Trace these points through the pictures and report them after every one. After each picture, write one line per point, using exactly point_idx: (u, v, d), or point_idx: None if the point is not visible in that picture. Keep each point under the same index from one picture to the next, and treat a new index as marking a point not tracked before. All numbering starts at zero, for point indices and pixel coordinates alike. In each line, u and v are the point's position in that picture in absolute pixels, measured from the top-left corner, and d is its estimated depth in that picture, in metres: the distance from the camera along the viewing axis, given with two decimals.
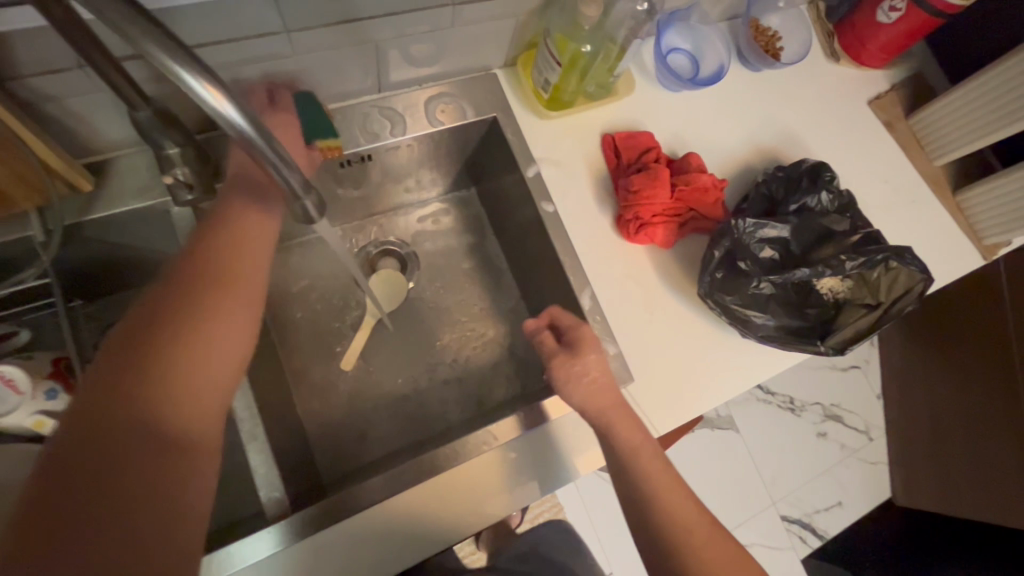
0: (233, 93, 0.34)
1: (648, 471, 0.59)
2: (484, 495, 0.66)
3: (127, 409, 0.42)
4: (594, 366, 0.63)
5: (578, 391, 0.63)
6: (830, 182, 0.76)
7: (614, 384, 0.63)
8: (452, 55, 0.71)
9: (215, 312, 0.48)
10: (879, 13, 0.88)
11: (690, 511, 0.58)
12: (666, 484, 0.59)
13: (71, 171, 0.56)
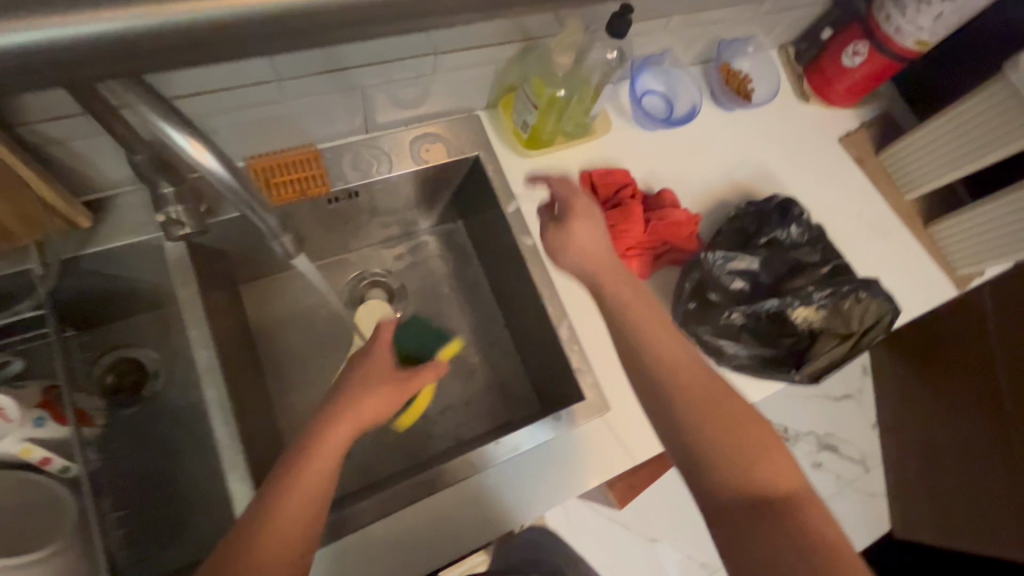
0: (211, 144, 0.39)
1: (671, 355, 0.58)
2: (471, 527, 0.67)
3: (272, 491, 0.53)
4: (582, 230, 0.67)
5: (568, 257, 0.67)
6: (800, 216, 0.79)
7: (605, 249, 0.66)
8: (435, 98, 0.76)
9: (344, 423, 0.58)
10: (842, 57, 0.92)
11: (694, 378, 0.57)
12: (689, 384, 0.56)
13: (71, 210, 0.61)
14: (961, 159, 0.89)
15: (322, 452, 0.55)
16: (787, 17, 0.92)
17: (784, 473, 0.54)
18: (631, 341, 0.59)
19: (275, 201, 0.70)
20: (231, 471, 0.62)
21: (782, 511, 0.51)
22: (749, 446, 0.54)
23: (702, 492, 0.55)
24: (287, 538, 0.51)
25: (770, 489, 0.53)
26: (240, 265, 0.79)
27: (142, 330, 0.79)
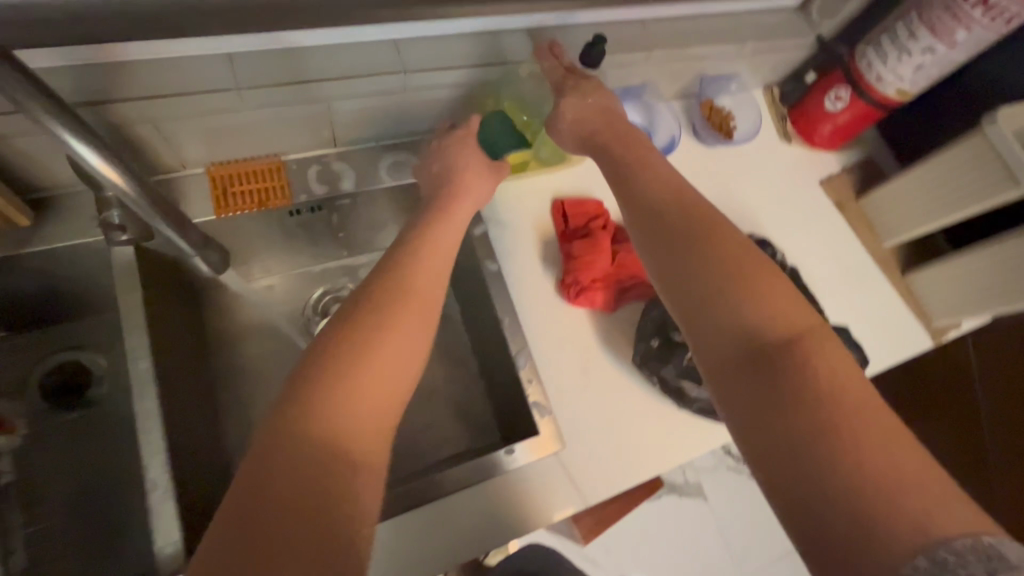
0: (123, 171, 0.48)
1: (692, 206, 0.55)
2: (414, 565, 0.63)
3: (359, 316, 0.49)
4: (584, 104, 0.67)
5: (570, 126, 0.67)
6: (771, 258, 0.78)
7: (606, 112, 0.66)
8: (407, 116, 0.75)
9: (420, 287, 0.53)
10: (825, 101, 0.92)
11: (725, 235, 0.53)
12: (696, 222, 0.54)
13: (10, 207, 0.59)
14: (940, 216, 0.88)
15: (411, 293, 0.53)
16: (771, 59, 0.92)
17: (792, 319, 0.47)
18: (639, 193, 0.58)
19: (214, 214, 0.69)
20: (157, 494, 0.58)
21: (789, 362, 0.45)
22: (750, 286, 0.49)
23: (710, 332, 0.49)
24: (393, 358, 0.48)
25: (778, 333, 0.47)
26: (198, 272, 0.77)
27: (87, 333, 0.76)
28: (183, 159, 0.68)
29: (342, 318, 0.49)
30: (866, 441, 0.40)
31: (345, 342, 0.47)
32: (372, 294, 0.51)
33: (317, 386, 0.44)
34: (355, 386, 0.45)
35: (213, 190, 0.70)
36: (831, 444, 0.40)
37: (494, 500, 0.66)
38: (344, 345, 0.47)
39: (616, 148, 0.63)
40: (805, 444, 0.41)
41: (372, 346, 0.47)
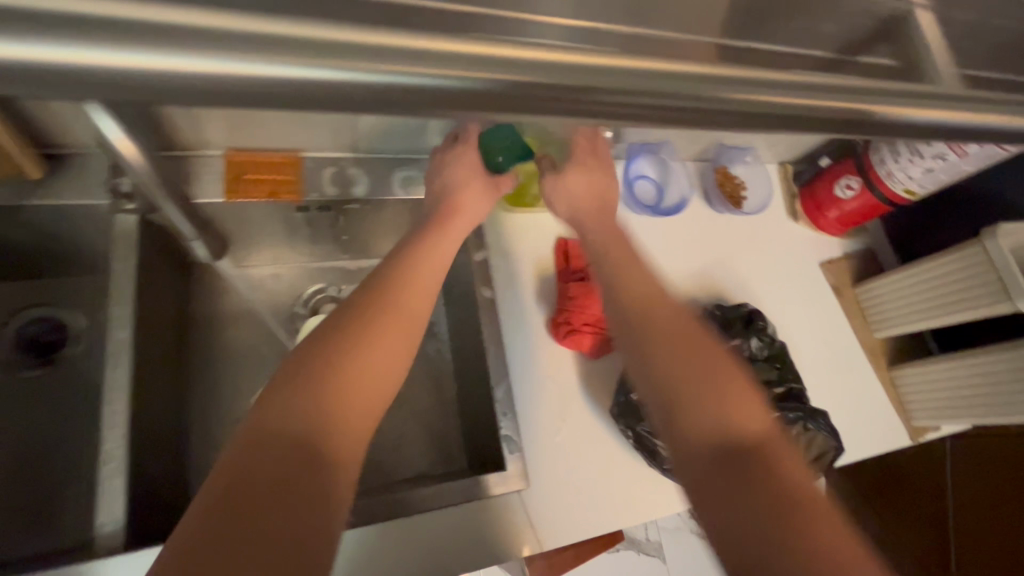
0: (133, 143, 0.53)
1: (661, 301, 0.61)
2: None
3: (331, 337, 0.49)
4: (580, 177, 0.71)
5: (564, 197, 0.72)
6: (761, 330, 0.78)
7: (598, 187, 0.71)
8: (430, 136, 0.76)
9: (402, 307, 0.53)
10: (836, 186, 0.94)
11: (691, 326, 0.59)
12: (669, 317, 0.59)
13: (25, 160, 0.59)
14: (937, 314, 0.89)
15: (398, 318, 0.52)
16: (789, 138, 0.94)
17: (751, 424, 0.53)
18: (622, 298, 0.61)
19: (225, 199, 0.69)
20: (109, 470, 0.57)
21: (750, 461, 0.50)
22: (713, 385, 0.54)
23: (678, 427, 0.54)
24: (385, 379, 0.49)
25: (741, 438, 0.52)
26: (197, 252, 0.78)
27: (76, 293, 0.77)
28: (202, 139, 0.68)
29: (328, 342, 0.48)
30: (816, 544, 0.45)
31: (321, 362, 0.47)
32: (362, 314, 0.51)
33: (296, 403, 0.44)
34: (341, 404, 0.46)
35: (228, 174, 0.69)
36: (794, 542, 0.45)
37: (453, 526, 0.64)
38: (320, 363, 0.47)
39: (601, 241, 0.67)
40: (759, 547, 0.46)
41: (348, 365, 0.47)
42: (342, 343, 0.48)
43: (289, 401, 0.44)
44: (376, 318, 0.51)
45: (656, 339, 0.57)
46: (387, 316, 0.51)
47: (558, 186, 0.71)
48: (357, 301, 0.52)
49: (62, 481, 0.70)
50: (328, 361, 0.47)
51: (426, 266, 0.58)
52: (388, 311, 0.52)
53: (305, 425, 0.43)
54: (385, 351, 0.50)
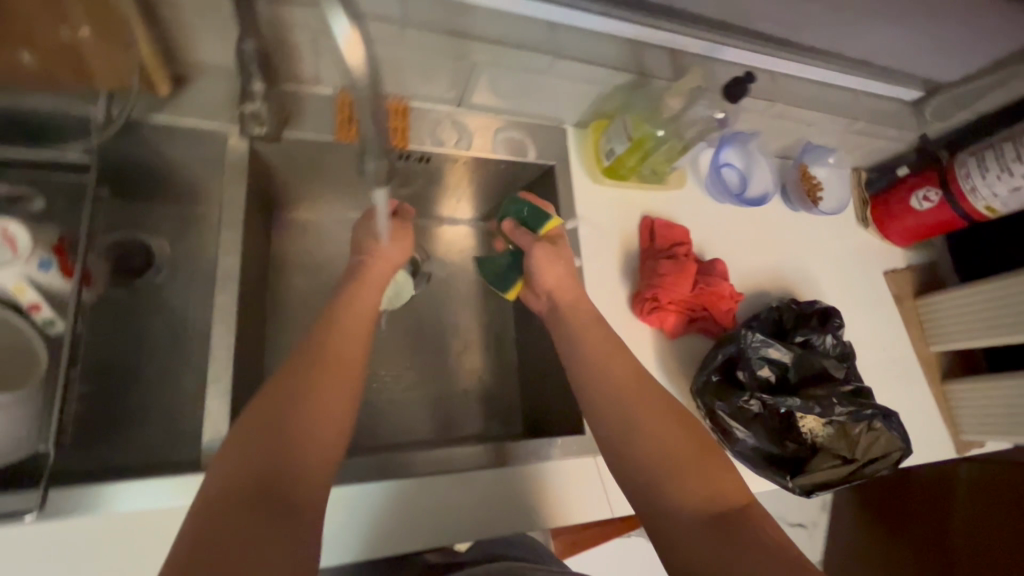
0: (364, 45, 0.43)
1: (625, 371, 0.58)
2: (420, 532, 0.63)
3: (282, 391, 0.49)
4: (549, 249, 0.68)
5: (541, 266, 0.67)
6: (838, 328, 0.78)
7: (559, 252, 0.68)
8: (535, 100, 0.77)
9: (342, 348, 0.54)
10: (912, 197, 0.95)
11: (657, 397, 0.57)
12: (632, 385, 0.58)
13: (158, 73, 0.58)
14: (989, 335, 0.91)
15: (338, 358, 0.53)
16: (872, 143, 0.95)
17: (722, 493, 0.51)
18: (595, 376, 0.58)
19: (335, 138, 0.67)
20: (214, 390, 0.57)
21: (732, 532, 0.48)
22: (683, 461, 0.52)
23: (657, 510, 0.51)
24: (328, 426, 0.49)
25: (712, 510, 0.50)
26: (290, 191, 0.78)
27: (156, 220, 0.75)
28: (317, 74, 0.67)
29: (256, 401, 0.48)
30: None
31: (270, 415, 0.47)
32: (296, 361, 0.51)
33: (253, 457, 0.44)
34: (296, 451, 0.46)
35: (339, 115, 0.67)
36: None
37: (506, 486, 0.67)
38: (271, 416, 0.47)
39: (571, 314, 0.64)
40: None
41: (296, 418, 0.47)
42: (291, 397, 0.48)
43: (246, 460, 0.44)
44: (313, 366, 0.51)
45: (623, 412, 0.56)
46: (328, 364, 0.52)
47: (532, 265, 0.68)
48: (302, 351, 0.52)
49: (140, 406, 0.68)
50: (276, 414, 0.47)
51: (353, 309, 0.58)
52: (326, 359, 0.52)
53: (263, 482, 0.43)
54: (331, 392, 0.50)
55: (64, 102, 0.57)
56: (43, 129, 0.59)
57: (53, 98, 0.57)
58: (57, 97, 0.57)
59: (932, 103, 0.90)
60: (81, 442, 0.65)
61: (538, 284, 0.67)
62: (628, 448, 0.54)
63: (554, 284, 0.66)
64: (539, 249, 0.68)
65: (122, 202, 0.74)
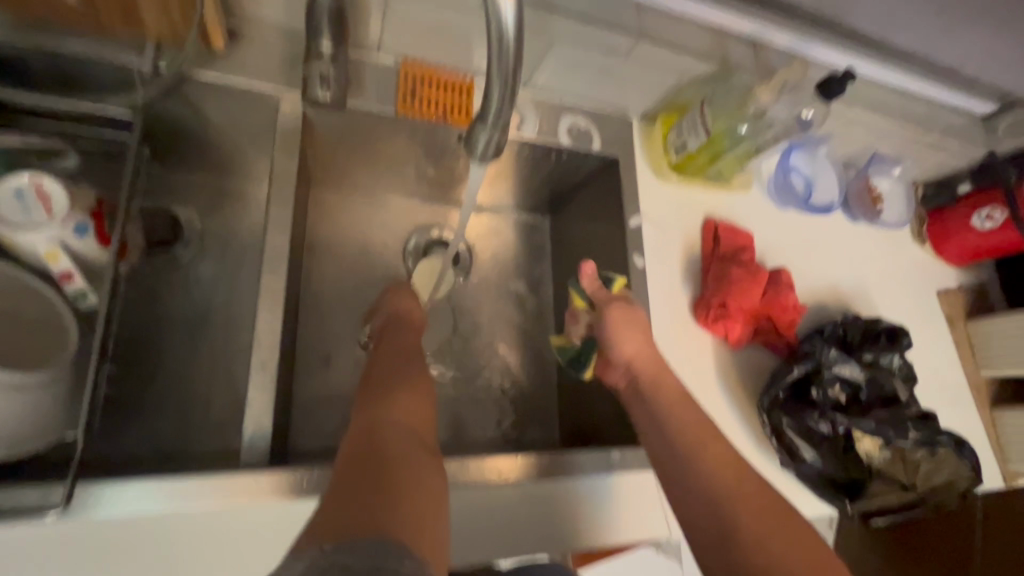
0: None
1: (716, 453, 0.53)
2: (472, 546, 0.57)
3: (366, 417, 0.47)
4: (627, 323, 0.61)
5: (620, 339, 0.61)
6: (906, 349, 0.74)
7: (639, 322, 0.62)
8: (607, 85, 0.71)
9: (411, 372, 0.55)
10: (974, 216, 0.92)
11: (757, 489, 0.51)
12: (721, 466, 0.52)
13: (214, 24, 0.53)
14: (1004, 361, 0.92)
15: (412, 383, 0.53)
16: (935, 157, 0.91)
17: None
18: (686, 467, 0.53)
19: (396, 111, 0.62)
20: (257, 378, 0.52)
21: None
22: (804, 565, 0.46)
23: None
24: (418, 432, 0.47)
25: None
26: (332, 167, 0.72)
27: (191, 189, 0.70)
28: (382, 41, 0.61)
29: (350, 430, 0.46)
30: None
31: (361, 433, 0.45)
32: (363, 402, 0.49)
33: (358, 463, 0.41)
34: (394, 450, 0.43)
35: (401, 86, 0.62)
36: None
37: (547, 500, 0.61)
38: (361, 435, 0.45)
39: (656, 390, 0.58)
40: None
41: (384, 431, 0.45)
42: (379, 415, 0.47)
43: (352, 467, 0.41)
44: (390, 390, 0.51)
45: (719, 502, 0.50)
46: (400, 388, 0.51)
47: (607, 336, 0.62)
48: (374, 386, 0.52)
49: (164, 390, 0.62)
50: (364, 432, 0.45)
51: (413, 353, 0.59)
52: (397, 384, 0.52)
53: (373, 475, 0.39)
54: (407, 404, 0.49)
55: (107, 49, 0.51)
56: (79, 77, 0.53)
57: (96, 44, 0.51)
58: (100, 43, 0.51)
59: (1006, 118, 0.87)
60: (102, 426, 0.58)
61: (616, 355, 0.61)
62: (732, 544, 0.48)
63: (631, 354, 0.60)
64: (612, 314, 0.62)
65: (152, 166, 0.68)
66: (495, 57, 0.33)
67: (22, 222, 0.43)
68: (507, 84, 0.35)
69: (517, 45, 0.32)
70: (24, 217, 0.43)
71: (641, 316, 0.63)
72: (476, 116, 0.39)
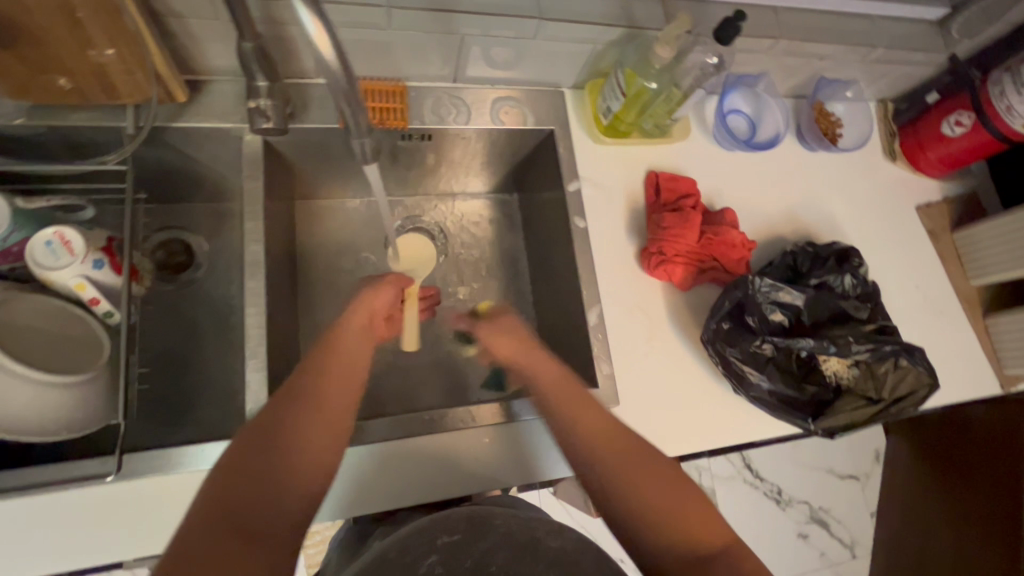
0: (333, 34, 0.39)
1: (591, 415, 0.57)
2: (447, 487, 0.66)
3: (268, 418, 0.51)
4: (503, 330, 0.68)
5: (495, 339, 0.68)
6: (856, 268, 0.76)
7: (514, 329, 0.68)
8: (528, 65, 0.77)
9: (340, 378, 0.56)
10: (942, 124, 0.89)
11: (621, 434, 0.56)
12: (593, 420, 0.57)
13: (176, 82, 0.64)
14: (998, 267, 0.88)
15: (331, 390, 0.55)
16: (896, 70, 0.89)
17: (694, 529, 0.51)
18: (565, 432, 0.57)
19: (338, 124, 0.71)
20: (254, 363, 0.64)
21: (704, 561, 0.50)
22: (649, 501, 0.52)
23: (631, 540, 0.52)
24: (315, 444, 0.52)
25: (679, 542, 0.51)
26: (305, 180, 0.83)
27: (197, 218, 0.83)
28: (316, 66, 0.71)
29: (254, 421, 0.51)
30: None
31: (259, 435, 0.50)
32: (263, 420, 0.51)
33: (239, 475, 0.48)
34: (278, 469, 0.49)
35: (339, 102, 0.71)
36: None
37: (513, 441, 0.69)
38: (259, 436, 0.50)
39: (539, 368, 0.62)
40: None
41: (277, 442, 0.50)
42: (281, 422, 0.51)
43: (232, 478, 0.47)
44: (309, 394, 0.54)
45: (588, 451, 0.55)
46: (317, 394, 0.54)
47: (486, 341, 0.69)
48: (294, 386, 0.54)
49: (196, 384, 0.76)
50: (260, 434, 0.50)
51: (350, 350, 0.59)
52: (319, 387, 0.54)
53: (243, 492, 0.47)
54: (313, 416, 0.53)
55: (99, 117, 0.64)
56: (84, 143, 0.66)
57: (91, 115, 0.64)
58: (94, 113, 0.64)
59: (957, 20, 0.85)
60: (152, 417, 0.73)
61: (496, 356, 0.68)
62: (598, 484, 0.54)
63: (506, 351, 0.66)
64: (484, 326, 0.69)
65: (160, 205, 0.81)
66: (335, 81, 0.43)
67: (54, 265, 0.57)
68: (353, 98, 0.45)
69: (347, 73, 0.42)
70: (55, 261, 0.57)
71: (520, 323, 0.69)
72: (346, 129, 0.50)
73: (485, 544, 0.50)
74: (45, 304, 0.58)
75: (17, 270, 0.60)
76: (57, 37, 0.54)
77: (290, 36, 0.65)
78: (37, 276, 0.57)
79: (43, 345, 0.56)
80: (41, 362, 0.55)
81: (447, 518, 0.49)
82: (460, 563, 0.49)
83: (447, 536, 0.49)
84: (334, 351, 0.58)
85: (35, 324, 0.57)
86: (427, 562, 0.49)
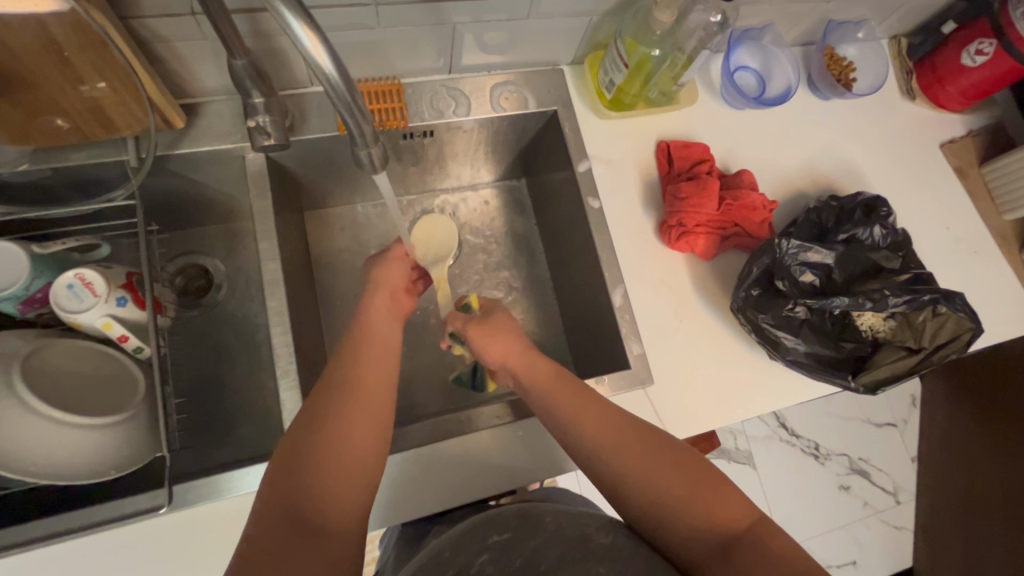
0: (325, 39, 0.37)
1: (592, 409, 0.56)
2: (490, 483, 0.66)
3: (297, 442, 0.50)
4: (504, 328, 0.65)
5: (490, 336, 0.64)
6: (885, 218, 0.74)
7: (515, 329, 0.66)
8: (523, 47, 0.75)
9: (376, 393, 0.56)
10: (962, 55, 0.84)
11: (628, 426, 0.55)
12: (596, 418, 0.56)
13: (171, 109, 0.63)
14: None
15: (358, 404, 0.54)
16: (908, 4, 0.85)
17: (728, 512, 0.50)
18: (572, 429, 0.56)
19: (338, 131, 0.70)
20: (286, 381, 0.64)
21: (745, 543, 0.49)
22: (676, 491, 0.51)
23: (662, 529, 0.51)
24: (361, 455, 0.51)
25: (714, 529, 0.50)
26: (311, 191, 0.82)
27: (210, 240, 0.83)
28: (310, 74, 0.69)
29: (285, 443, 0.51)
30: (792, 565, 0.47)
31: (292, 459, 0.49)
32: (293, 443, 0.50)
33: (284, 501, 0.47)
34: (326, 490, 0.48)
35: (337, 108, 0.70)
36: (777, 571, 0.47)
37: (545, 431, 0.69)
38: (291, 461, 0.49)
39: (534, 373, 0.61)
40: None
41: (309, 463, 0.49)
42: (312, 442, 0.50)
43: (278, 507, 0.46)
44: (336, 409, 0.53)
45: (598, 447, 0.54)
46: (348, 409, 0.53)
47: (475, 345, 0.66)
48: (316, 406, 0.53)
49: (230, 406, 0.76)
50: (292, 460, 0.49)
51: (379, 361, 0.59)
52: (350, 402, 0.54)
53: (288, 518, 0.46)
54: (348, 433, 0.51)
55: (101, 153, 0.64)
56: (89, 180, 0.65)
57: (92, 152, 0.63)
58: (94, 150, 0.63)
59: None
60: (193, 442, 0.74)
61: (488, 361, 0.65)
62: (620, 478, 0.53)
63: (502, 353, 0.63)
64: (472, 327, 0.65)
65: (172, 232, 0.81)
66: (336, 93, 0.41)
67: (78, 308, 0.57)
68: (352, 107, 0.43)
69: (346, 80, 0.40)
70: (79, 304, 0.57)
71: (516, 324, 0.66)
72: (351, 140, 0.49)
73: (535, 541, 0.49)
74: (77, 347, 0.58)
75: (44, 316, 0.62)
76: (49, 78, 0.54)
77: (281, 47, 0.63)
78: (65, 321, 0.58)
79: (79, 387, 0.57)
80: (79, 405, 0.56)
81: (499, 516, 0.50)
82: (511, 562, 0.48)
83: (497, 534, 0.49)
84: (352, 359, 0.58)
85: (69, 368, 0.57)
86: (478, 562, 0.48)
